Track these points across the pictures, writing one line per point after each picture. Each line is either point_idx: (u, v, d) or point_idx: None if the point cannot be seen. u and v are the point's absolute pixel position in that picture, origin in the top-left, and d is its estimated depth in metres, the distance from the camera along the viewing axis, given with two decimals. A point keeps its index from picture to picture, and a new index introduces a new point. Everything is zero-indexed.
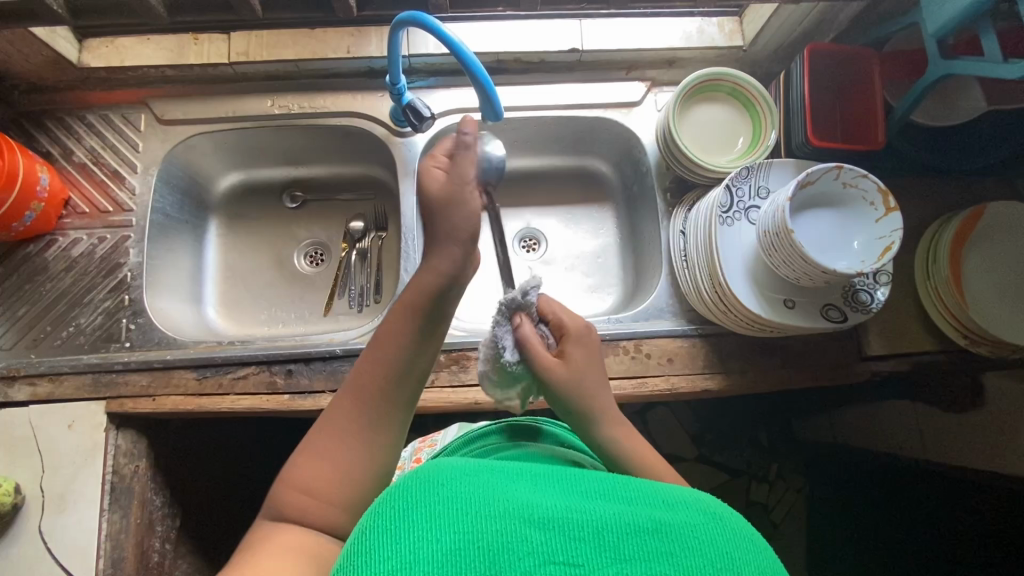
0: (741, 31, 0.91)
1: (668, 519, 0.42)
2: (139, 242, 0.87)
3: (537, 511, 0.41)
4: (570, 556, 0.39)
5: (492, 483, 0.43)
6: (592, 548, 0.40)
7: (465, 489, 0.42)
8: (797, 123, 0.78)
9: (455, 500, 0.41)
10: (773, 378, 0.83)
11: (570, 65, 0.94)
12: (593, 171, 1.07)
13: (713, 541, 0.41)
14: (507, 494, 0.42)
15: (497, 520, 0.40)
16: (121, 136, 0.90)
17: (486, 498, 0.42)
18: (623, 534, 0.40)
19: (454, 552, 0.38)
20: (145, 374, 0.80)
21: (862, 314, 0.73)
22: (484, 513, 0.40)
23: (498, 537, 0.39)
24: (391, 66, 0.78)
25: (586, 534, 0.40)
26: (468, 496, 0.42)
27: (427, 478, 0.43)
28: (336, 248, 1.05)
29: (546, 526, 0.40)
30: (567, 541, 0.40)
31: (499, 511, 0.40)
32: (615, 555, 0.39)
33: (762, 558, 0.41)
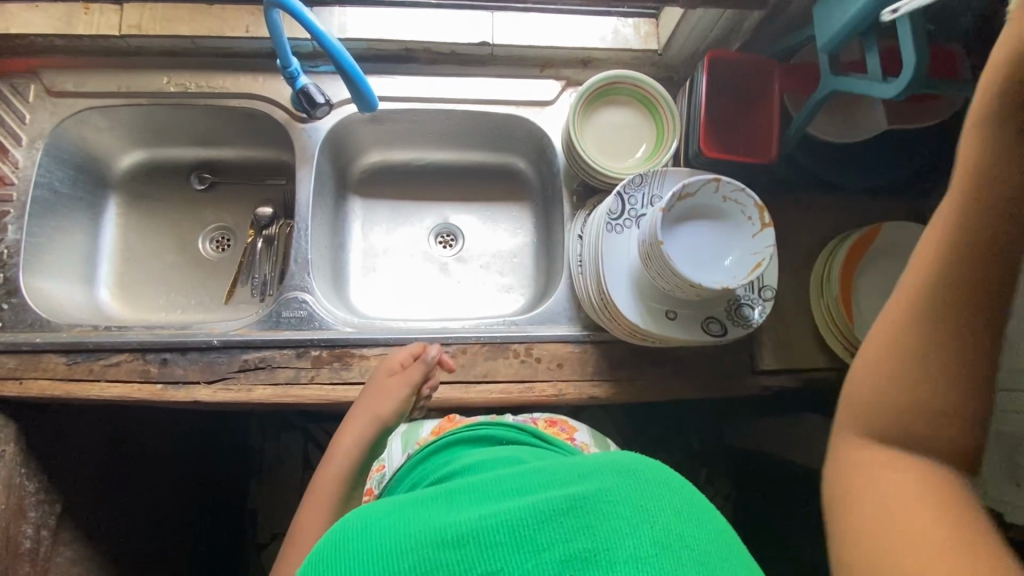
0: (656, 35, 0.89)
1: (579, 494, 0.44)
2: (17, 219, 0.83)
3: (451, 532, 0.42)
4: (491, 563, 0.41)
5: (405, 516, 0.45)
6: (511, 550, 0.42)
7: (377, 535, 0.44)
8: (694, 132, 0.77)
9: (371, 547, 0.43)
10: (663, 387, 0.83)
11: (483, 58, 0.91)
12: (513, 169, 1.05)
13: (623, 497, 0.44)
14: (420, 521, 0.44)
15: (409, 553, 0.42)
16: (6, 106, 0.86)
17: (402, 533, 0.43)
18: (540, 524, 0.42)
19: None
20: (13, 357, 0.77)
21: (742, 329, 0.73)
22: (402, 548, 0.42)
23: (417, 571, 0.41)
24: (279, 49, 0.75)
25: (505, 538, 0.42)
26: (383, 539, 0.43)
27: (344, 532, 0.45)
28: (242, 233, 1.02)
29: (463, 543, 0.42)
30: (484, 550, 0.42)
31: (410, 544, 0.42)
32: (535, 549, 0.42)
33: (673, 495, 0.46)
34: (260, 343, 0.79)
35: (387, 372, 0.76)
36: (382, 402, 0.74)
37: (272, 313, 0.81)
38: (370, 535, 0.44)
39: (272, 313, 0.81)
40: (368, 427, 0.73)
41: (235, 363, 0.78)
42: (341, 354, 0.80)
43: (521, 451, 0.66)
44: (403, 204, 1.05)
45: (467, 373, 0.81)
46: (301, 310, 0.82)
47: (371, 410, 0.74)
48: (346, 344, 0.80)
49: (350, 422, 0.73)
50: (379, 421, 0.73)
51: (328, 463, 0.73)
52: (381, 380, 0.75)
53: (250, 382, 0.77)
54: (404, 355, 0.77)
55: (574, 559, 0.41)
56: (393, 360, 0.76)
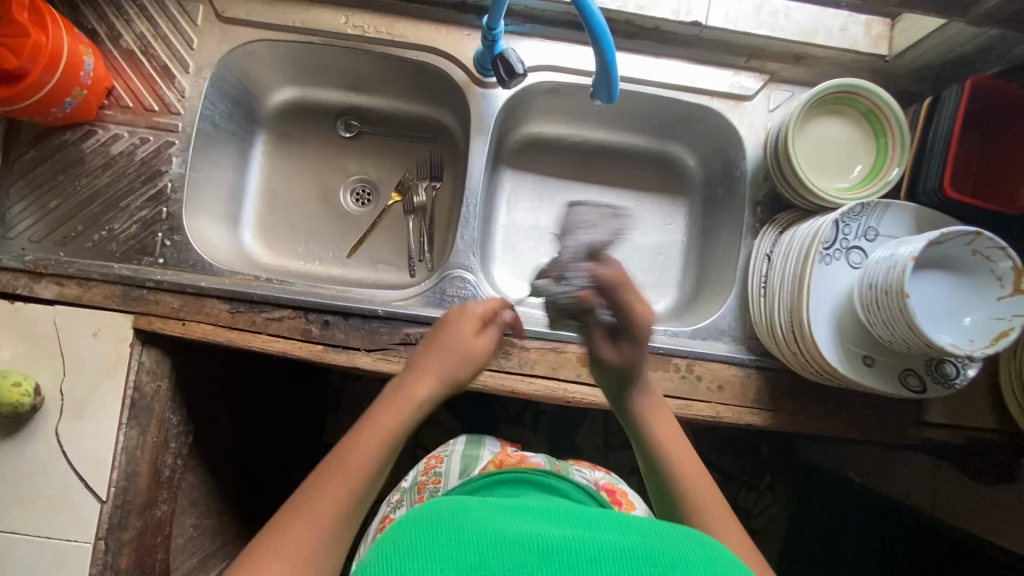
0: (889, 39, 0.79)
1: (659, 546, 0.39)
2: (183, 152, 0.80)
3: (539, 542, 0.38)
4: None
5: (483, 519, 0.40)
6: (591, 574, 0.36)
7: (459, 526, 0.39)
8: (934, 166, 0.69)
9: (453, 537, 0.38)
10: (821, 424, 0.79)
11: (685, 39, 0.82)
12: (673, 159, 0.97)
13: (708, 563, 0.39)
14: (497, 528, 0.39)
15: (497, 551, 0.37)
16: (175, 27, 0.80)
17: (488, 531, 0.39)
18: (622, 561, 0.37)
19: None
20: (177, 297, 0.76)
21: (943, 388, 0.68)
22: (485, 543, 0.37)
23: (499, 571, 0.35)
24: (493, 7, 0.68)
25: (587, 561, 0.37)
26: (468, 532, 0.38)
27: (415, 523, 0.40)
28: (385, 190, 0.98)
29: (546, 555, 0.36)
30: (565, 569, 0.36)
31: (497, 540, 0.37)
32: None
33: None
34: (423, 320, 0.76)
35: (452, 350, 0.63)
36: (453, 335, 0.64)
37: (435, 289, 0.79)
38: (450, 520, 0.39)
39: (436, 289, 0.79)
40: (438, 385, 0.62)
41: (397, 335, 0.76)
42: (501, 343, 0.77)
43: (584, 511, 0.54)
44: (549, 182, 0.99)
45: None
46: (465, 290, 0.79)
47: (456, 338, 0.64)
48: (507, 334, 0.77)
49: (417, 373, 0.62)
50: (458, 361, 0.63)
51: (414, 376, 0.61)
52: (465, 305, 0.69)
53: (410, 357, 0.76)
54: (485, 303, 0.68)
55: None
56: (459, 346, 0.63)
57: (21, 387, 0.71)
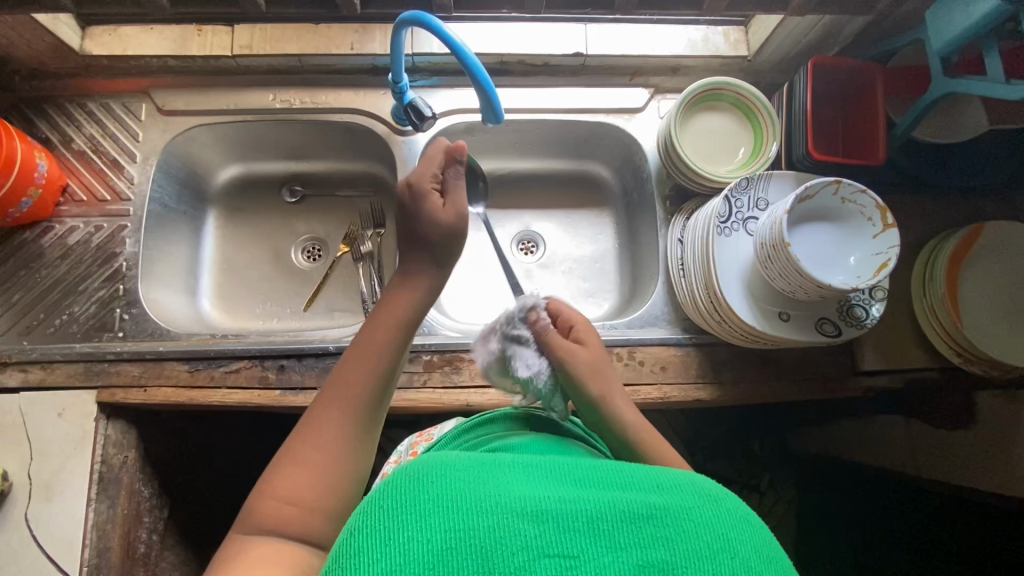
0: (746, 41, 0.90)
1: (663, 504, 0.40)
2: (135, 233, 0.86)
3: (534, 504, 0.39)
4: (566, 548, 0.37)
5: (489, 478, 0.41)
6: (588, 539, 0.38)
7: (453, 486, 0.40)
8: (798, 136, 0.78)
9: (447, 499, 0.39)
10: (766, 389, 0.83)
11: (574, 69, 0.93)
12: (593, 175, 1.07)
13: (708, 521, 0.40)
14: (500, 487, 0.40)
15: (489, 515, 0.38)
16: (121, 125, 0.90)
17: (487, 491, 0.40)
18: (618, 522, 0.39)
19: (444, 551, 0.36)
20: (137, 366, 0.80)
21: (856, 329, 0.73)
22: (486, 504, 0.39)
23: (494, 533, 0.37)
24: (394, 65, 0.78)
25: (582, 525, 0.38)
26: (461, 493, 0.39)
27: (418, 477, 0.41)
28: (334, 243, 1.05)
29: (544, 518, 0.38)
30: (561, 532, 0.38)
31: (494, 506, 0.39)
32: (611, 546, 0.38)
33: (755, 537, 0.40)
34: None
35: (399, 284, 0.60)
36: (402, 299, 0.59)
37: None
38: (455, 477, 0.41)
39: None
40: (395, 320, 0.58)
41: None
42: (450, 359, 0.81)
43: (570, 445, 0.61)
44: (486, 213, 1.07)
45: None
46: None
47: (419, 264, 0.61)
48: (454, 350, 0.82)
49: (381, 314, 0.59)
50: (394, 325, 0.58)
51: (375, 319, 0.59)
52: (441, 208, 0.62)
53: None
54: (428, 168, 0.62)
55: (648, 567, 0.37)
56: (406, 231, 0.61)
57: None
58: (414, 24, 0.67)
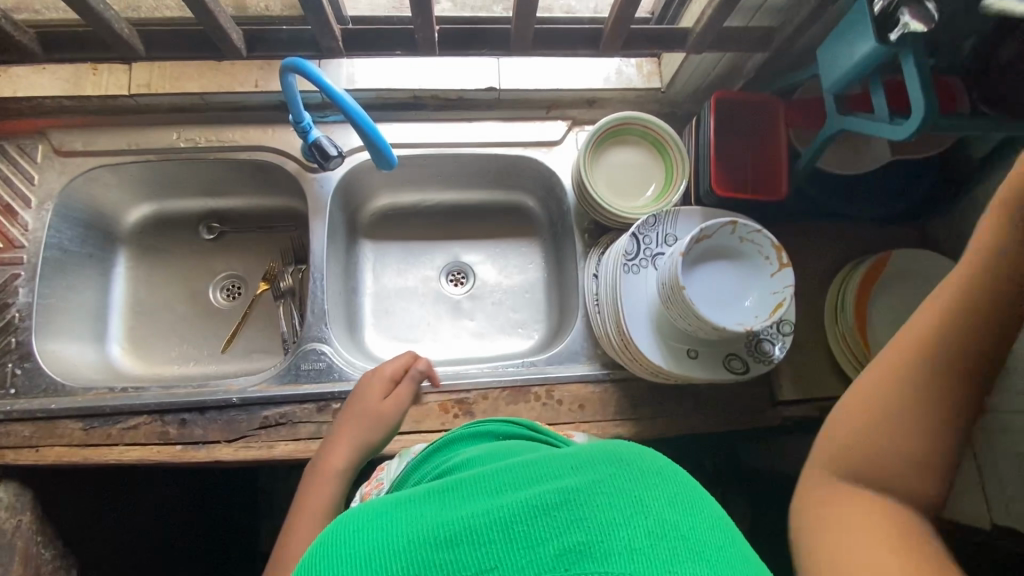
0: (659, 73, 0.90)
1: (575, 485, 0.37)
2: (29, 282, 0.82)
3: (443, 531, 0.36)
4: (484, 563, 0.34)
5: (396, 519, 0.38)
6: (503, 547, 0.35)
7: (360, 539, 0.36)
8: (704, 172, 0.78)
9: (354, 555, 0.35)
10: (685, 423, 0.82)
11: (490, 102, 0.92)
12: (520, 205, 1.05)
13: (623, 490, 0.37)
14: (411, 523, 0.37)
15: (400, 557, 0.35)
16: (15, 168, 0.86)
17: (396, 532, 0.36)
18: (530, 519, 0.35)
19: None
20: (28, 425, 0.76)
21: (764, 365, 0.73)
22: (393, 546, 0.35)
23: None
24: (291, 106, 0.76)
25: (495, 535, 0.35)
26: (368, 545, 0.36)
27: (329, 540, 0.37)
28: (254, 282, 1.02)
29: (455, 542, 0.35)
30: (475, 549, 0.35)
31: (404, 545, 0.35)
32: (528, 546, 0.34)
33: (673, 490, 0.37)
34: (280, 399, 0.78)
35: (355, 417, 0.73)
36: (343, 441, 0.71)
37: (290, 366, 0.81)
38: (363, 527, 0.37)
39: (290, 367, 0.81)
40: (347, 460, 0.70)
41: (256, 420, 0.77)
42: None
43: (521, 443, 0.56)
44: (412, 245, 1.05)
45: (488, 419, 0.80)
46: (320, 361, 0.82)
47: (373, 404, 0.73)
48: None
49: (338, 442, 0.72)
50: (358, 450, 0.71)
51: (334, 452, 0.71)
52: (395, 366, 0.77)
53: (270, 439, 0.77)
54: (392, 370, 0.77)
55: (570, 553, 0.34)
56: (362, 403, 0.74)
57: None
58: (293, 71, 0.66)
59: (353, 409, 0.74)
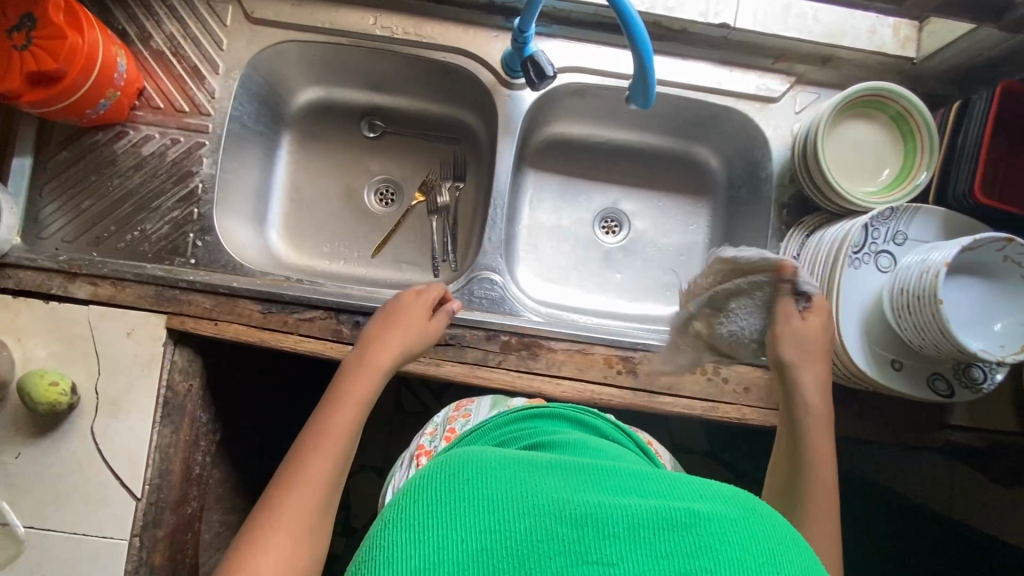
0: (916, 41, 0.79)
1: (705, 512, 0.36)
2: (213, 153, 0.80)
3: (569, 507, 0.36)
4: (604, 557, 0.34)
5: (515, 474, 0.39)
6: (627, 547, 0.34)
7: (480, 483, 0.38)
8: (964, 170, 0.69)
9: (478, 497, 0.37)
10: (846, 427, 0.80)
11: (713, 42, 0.82)
12: (697, 160, 0.97)
13: (755, 535, 0.35)
14: (532, 486, 0.38)
15: (525, 517, 0.36)
16: (204, 28, 0.81)
17: (517, 487, 0.38)
18: (656, 527, 0.35)
19: (480, 553, 0.34)
20: (209, 297, 0.77)
21: (971, 393, 0.69)
22: (519, 502, 0.36)
23: (527, 536, 0.35)
24: (526, 11, 0.68)
25: (620, 530, 0.35)
26: (490, 493, 0.37)
27: (445, 473, 0.40)
28: (409, 190, 0.98)
29: (580, 522, 0.35)
30: (601, 539, 0.35)
31: (528, 506, 0.36)
32: (651, 555, 0.34)
33: (804, 556, 0.36)
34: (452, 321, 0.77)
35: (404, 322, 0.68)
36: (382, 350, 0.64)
37: (465, 290, 0.80)
38: (481, 475, 0.39)
39: (464, 291, 0.80)
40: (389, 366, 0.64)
41: None
42: (528, 344, 0.78)
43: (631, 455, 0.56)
44: (571, 182, 1.00)
45: (651, 383, 0.78)
46: (493, 291, 0.80)
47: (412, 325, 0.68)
48: (533, 335, 0.78)
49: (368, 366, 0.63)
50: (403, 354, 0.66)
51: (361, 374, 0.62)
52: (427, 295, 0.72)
53: (438, 357, 0.77)
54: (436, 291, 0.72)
55: None
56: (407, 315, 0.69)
57: (59, 386, 0.72)
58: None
59: (396, 316, 0.69)
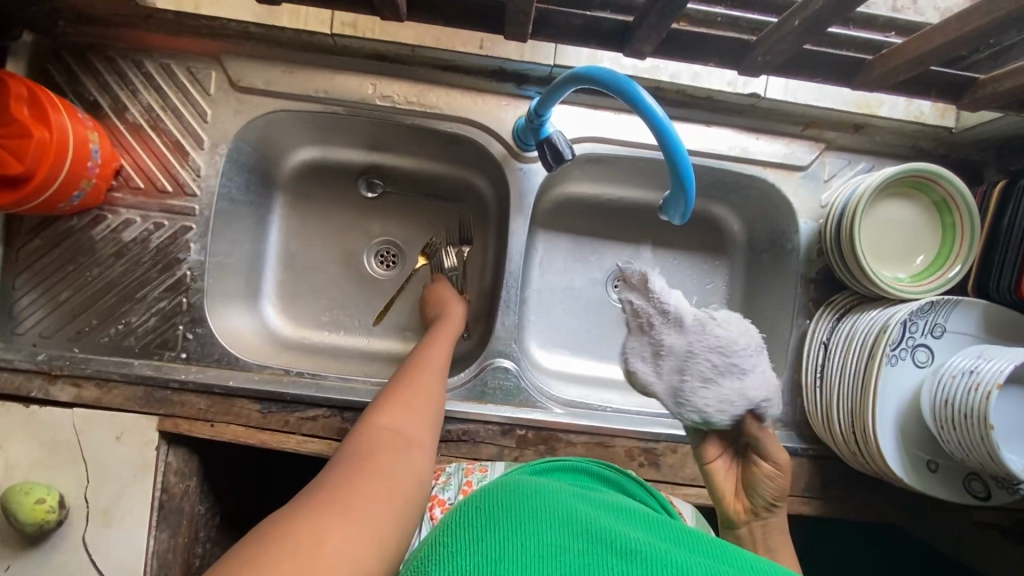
0: (956, 109, 0.74)
1: None
2: (201, 237, 0.74)
3: (620, 538, 0.38)
4: None
5: (573, 505, 0.41)
6: None
7: (543, 503, 0.41)
8: (1009, 261, 0.66)
9: (539, 513, 0.39)
10: (873, 510, 0.77)
11: (739, 108, 0.76)
12: (716, 218, 0.92)
13: None
14: (589, 517, 0.40)
15: (581, 539, 0.37)
16: (185, 98, 0.74)
17: (574, 514, 0.40)
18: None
19: (537, 559, 0.35)
20: (203, 397, 0.72)
21: (1010, 496, 0.65)
22: (574, 527, 0.38)
23: (581, 556, 0.36)
24: (544, 96, 0.62)
25: (668, 572, 0.35)
26: (552, 512, 0.40)
27: (511, 488, 0.42)
28: (412, 253, 0.93)
29: (629, 551, 0.37)
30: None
31: (585, 530, 0.38)
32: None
33: None
34: (465, 416, 0.73)
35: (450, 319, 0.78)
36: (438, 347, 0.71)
37: (477, 381, 0.75)
38: (543, 498, 0.41)
39: (477, 381, 0.75)
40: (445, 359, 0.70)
41: (438, 433, 0.73)
42: (546, 438, 0.74)
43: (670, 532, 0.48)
44: (584, 240, 0.95)
45: (674, 474, 0.75)
46: (507, 379, 0.76)
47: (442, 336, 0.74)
48: (551, 428, 0.74)
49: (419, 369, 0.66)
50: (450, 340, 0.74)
51: (415, 375, 0.64)
52: (444, 302, 0.82)
53: (451, 455, 0.73)
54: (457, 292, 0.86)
55: None
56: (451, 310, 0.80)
57: (45, 502, 0.67)
58: (613, 90, 0.54)
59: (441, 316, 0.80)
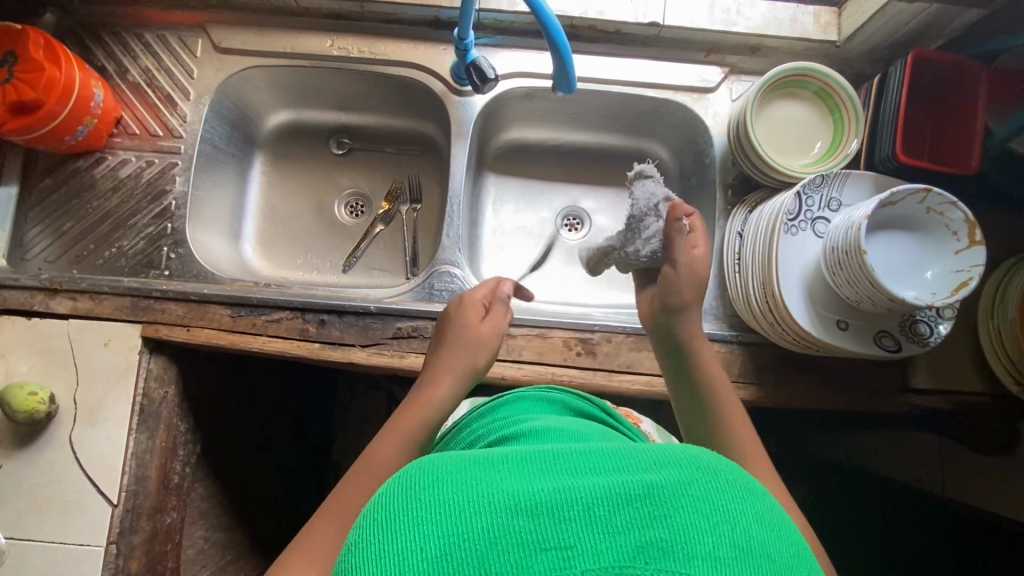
0: (838, 25, 0.84)
1: (661, 481, 0.35)
2: (186, 171, 0.86)
3: (525, 499, 0.35)
4: (564, 542, 0.33)
5: (473, 474, 0.37)
6: (584, 529, 0.33)
7: (438, 490, 0.36)
8: (885, 136, 0.73)
9: (434, 501, 0.35)
10: (807, 396, 0.80)
11: (647, 39, 0.88)
12: (650, 154, 1.02)
13: (708, 493, 0.35)
14: (491, 484, 0.36)
15: (482, 516, 0.34)
16: (176, 60, 0.88)
17: (475, 492, 0.36)
18: (614, 507, 0.34)
19: (440, 560, 0.33)
20: (181, 305, 0.81)
21: (917, 346, 0.70)
22: (470, 507, 0.35)
23: (486, 536, 0.33)
24: (462, 19, 0.74)
25: (576, 513, 0.34)
26: (446, 496, 0.36)
27: (403, 484, 0.38)
28: (377, 200, 1.03)
29: (536, 512, 0.34)
30: (556, 525, 0.33)
31: (484, 505, 0.35)
32: (609, 531, 0.33)
33: (758, 504, 0.36)
34: (414, 313, 0.80)
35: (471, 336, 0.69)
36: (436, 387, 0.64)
37: (425, 284, 0.84)
38: (435, 486, 0.36)
39: (425, 285, 0.84)
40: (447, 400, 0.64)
41: (389, 330, 0.80)
42: None
43: (583, 427, 0.57)
44: (533, 183, 1.03)
45: (610, 362, 0.80)
46: (452, 283, 0.84)
47: (452, 366, 0.66)
48: None
49: (415, 404, 0.63)
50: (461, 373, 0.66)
51: (405, 416, 0.62)
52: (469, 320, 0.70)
53: (403, 349, 0.79)
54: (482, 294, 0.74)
55: (651, 547, 0.33)
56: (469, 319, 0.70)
57: (37, 395, 0.75)
58: None
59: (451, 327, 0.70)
